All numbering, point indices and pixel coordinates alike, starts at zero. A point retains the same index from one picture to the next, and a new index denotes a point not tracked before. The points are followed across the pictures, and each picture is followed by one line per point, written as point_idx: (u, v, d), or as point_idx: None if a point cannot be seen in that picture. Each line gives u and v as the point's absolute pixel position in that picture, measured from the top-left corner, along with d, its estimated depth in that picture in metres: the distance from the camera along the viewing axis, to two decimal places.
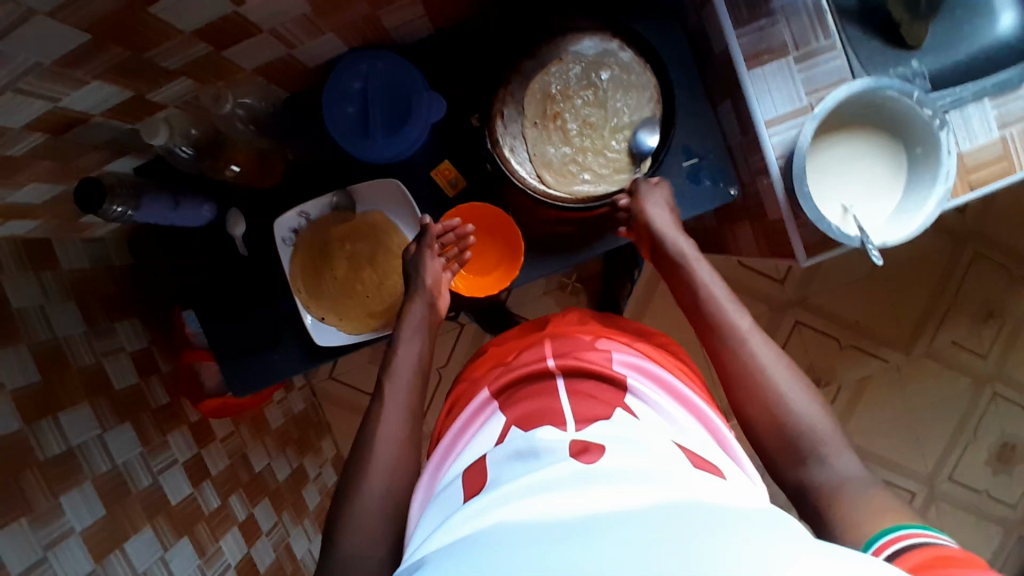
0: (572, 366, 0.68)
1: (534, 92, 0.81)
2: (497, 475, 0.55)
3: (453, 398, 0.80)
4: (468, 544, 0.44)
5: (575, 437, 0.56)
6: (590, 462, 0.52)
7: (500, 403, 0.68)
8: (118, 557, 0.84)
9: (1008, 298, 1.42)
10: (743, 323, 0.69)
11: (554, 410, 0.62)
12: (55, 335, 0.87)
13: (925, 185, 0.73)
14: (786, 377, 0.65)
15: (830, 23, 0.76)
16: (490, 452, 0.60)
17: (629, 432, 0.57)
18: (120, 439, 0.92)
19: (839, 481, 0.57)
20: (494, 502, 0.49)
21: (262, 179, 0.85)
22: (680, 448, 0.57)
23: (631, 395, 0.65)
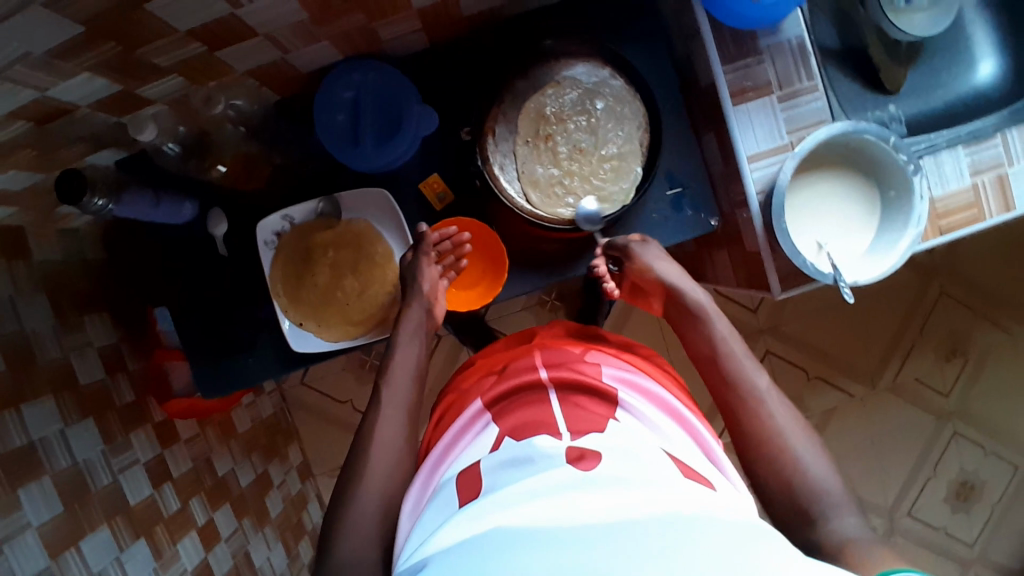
0: (564, 378, 0.69)
1: (529, 112, 0.82)
2: (491, 483, 0.57)
3: (446, 404, 0.80)
4: (467, 550, 0.47)
5: (572, 444, 0.59)
6: (589, 468, 0.55)
7: (494, 413, 0.69)
8: (72, 555, 0.81)
9: (971, 337, 1.47)
10: (760, 379, 0.70)
11: (548, 420, 0.64)
12: (22, 328, 0.85)
13: (897, 228, 0.76)
14: (787, 421, 0.67)
15: (813, 66, 0.79)
16: (484, 458, 0.62)
17: (621, 441, 0.59)
18: (82, 435, 0.89)
19: (841, 537, 0.57)
20: (490, 509, 0.52)
21: (247, 180, 0.84)
22: (668, 456, 0.60)
23: (621, 408, 0.67)
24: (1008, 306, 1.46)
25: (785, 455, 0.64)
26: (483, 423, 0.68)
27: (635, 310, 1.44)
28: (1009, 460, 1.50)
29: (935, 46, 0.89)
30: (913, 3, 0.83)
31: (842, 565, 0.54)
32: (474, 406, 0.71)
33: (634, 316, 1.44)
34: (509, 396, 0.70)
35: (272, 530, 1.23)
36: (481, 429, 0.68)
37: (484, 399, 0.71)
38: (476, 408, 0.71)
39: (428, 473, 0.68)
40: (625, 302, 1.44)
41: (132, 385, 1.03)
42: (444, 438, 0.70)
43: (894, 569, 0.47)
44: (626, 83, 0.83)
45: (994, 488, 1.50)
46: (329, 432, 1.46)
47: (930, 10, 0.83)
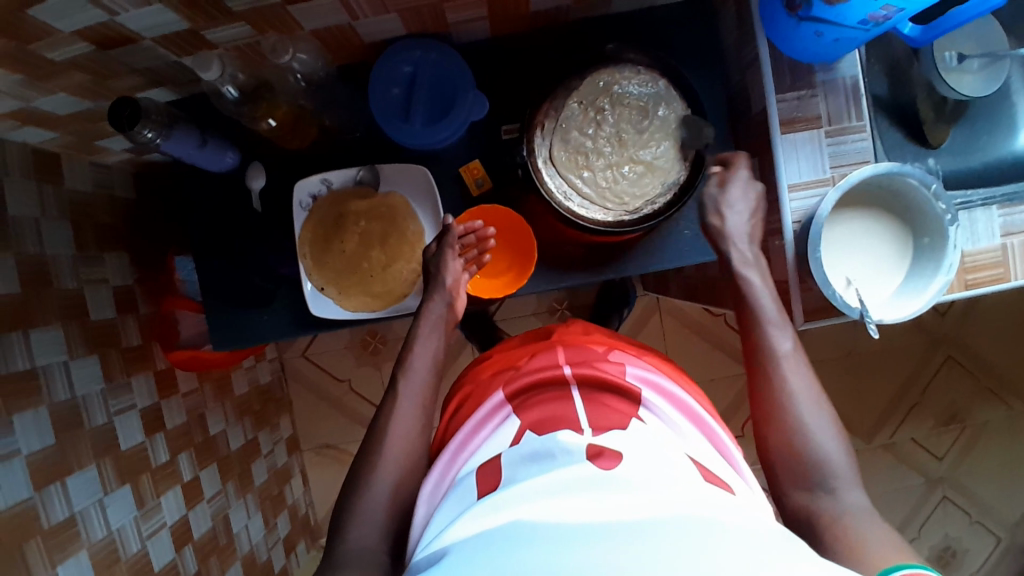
0: (586, 376, 0.71)
1: (616, 85, 0.81)
2: (511, 475, 0.58)
3: (460, 398, 0.81)
4: (483, 543, 0.49)
5: (592, 441, 0.59)
6: (608, 467, 0.55)
7: (515, 406, 0.70)
8: (57, 488, 0.80)
9: (972, 405, 1.47)
10: (791, 353, 0.73)
11: (571, 417, 0.65)
12: (43, 251, 0.85)
13: (925, 277, 0.76)
14: (819, 415, 0.69)
15: (863, 107, 0.80)
16: (505, 452, 0.62)
17: (639, 442, 0.60)
18: (84, 370, 0.88)
19: (845, 510, 0.63)
20: (507, 501, 0.53)
21: (292, 140, 0.85)
22: (692, 462, 0.60)
23: (644, 406, 0.69)
24: (1010, 381, 1.47)
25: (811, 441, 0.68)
26: (505, 414, 0.69)
27: (643, 330, 1.45)
28: (992, 532, 1.50)
29: (981, 106, 0.89)
30: (963, 64, 0.85)
31: (846, 541, 0.60)
32: (495, 397, 0.72)
33: (642, 336, 1.45)
34: (532, 390, 0.71)
35: (252, 498, 1.21)
36: (503, 420, 0.69)
37: (505, 392, 0.72)
38: (496, 400, 0.72)
39: (446, 463, 0.69)
40: (634, 320, 1.45)
41: (139, 328, 1.02)
42: (470, 422, 0.71)
43: (901, 565, 0.53)
44: (681, 100, 0.82)
45: (976, 559, 1.50)
46: (322, 409, 1.45)
47: (981, 73, 0.85)
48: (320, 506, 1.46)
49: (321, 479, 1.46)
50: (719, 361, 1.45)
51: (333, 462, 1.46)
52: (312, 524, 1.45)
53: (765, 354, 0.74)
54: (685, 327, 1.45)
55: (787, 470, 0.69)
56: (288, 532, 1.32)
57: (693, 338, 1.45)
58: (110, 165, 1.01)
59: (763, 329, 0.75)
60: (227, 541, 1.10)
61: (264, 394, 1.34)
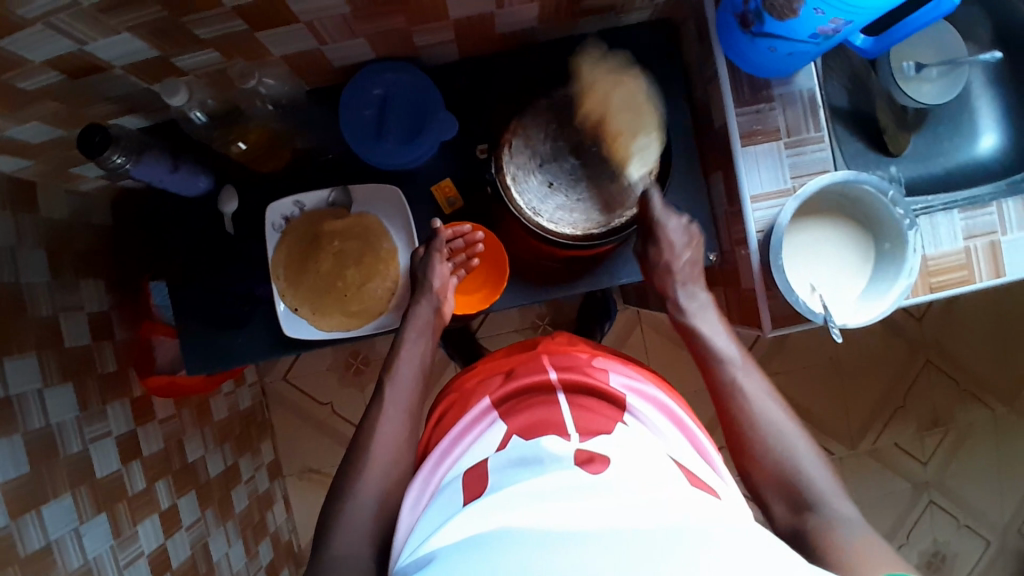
0: (573, 380, 0.72)
1: (585, 101, 0.83)
2: (497, 480, 0.58)
3: (443, 407, 0.81)
4: (472, 543, 0.49)
5: (580, 447, 0.60)
6: (596, 472, 0.56)
7: (500, 412, 0.70)
8: (32, 517, 0.79)
9: (953, 408, 1.48)
10: (751, 382, 0.75)
11: (556, 422, 0.65)
12: (17, 279, 0.86)
13: (888, 280, 0.78)
14: (791, 435, 0.71)
15: (822, 118, 0.82)
16: (492, 456, 0.63)
17: (628, 448, 0.61)
18: (60, 397, 0.88)
19: (841, 522, 0.61)
20: (493, 507, 0.53)
21: (267, 161, 0.87)
22: (676, 464, 0.62)
23: (629, 412, 0.70)
24: (990, 383, 1.49)
25: (788, 462, 0.69)
26: (489, 421, 0.70)
27: (625, 344, 1.46)
28: (982, 535, 1.50)
29: (939, 114, 0.92)
30: (923, 72, 0.87)
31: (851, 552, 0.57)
32: (481, 404, 0.72)
33: (625, 349, 1.46)
34: (516, 397, 0.72)
35: (233, 524, 1.20)
36: (488, 426, 0.69)
37: (490, 399, 0.72)
38: (482, 407, 0.72)
39: (431, 468, 0.70)
40: (615, 334, 1.46)
41: (116, 356, 1.02)
42: (458, 426, 0.72)
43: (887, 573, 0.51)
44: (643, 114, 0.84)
45: (966, 563, 1.50)
46: (306, 432, 1.44)
47: (940, 81, 0.87)
48: (305, 531, 1.45)
49: (307, 502, 1.45)
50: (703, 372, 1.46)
51: (318, 485, 1.44)
52: (297, 550, 1.43)
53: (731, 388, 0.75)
54: (667, 339, 1.46)
55: (779, 495, 0.67)
56: (271, 559, 1.30)
57: (675, 351, 1.46)
58: (87, 194, 1.01)
59: (725, 366, 0.77)
60: (208, 568, 1.09)
61: (246, 419, 1.33)
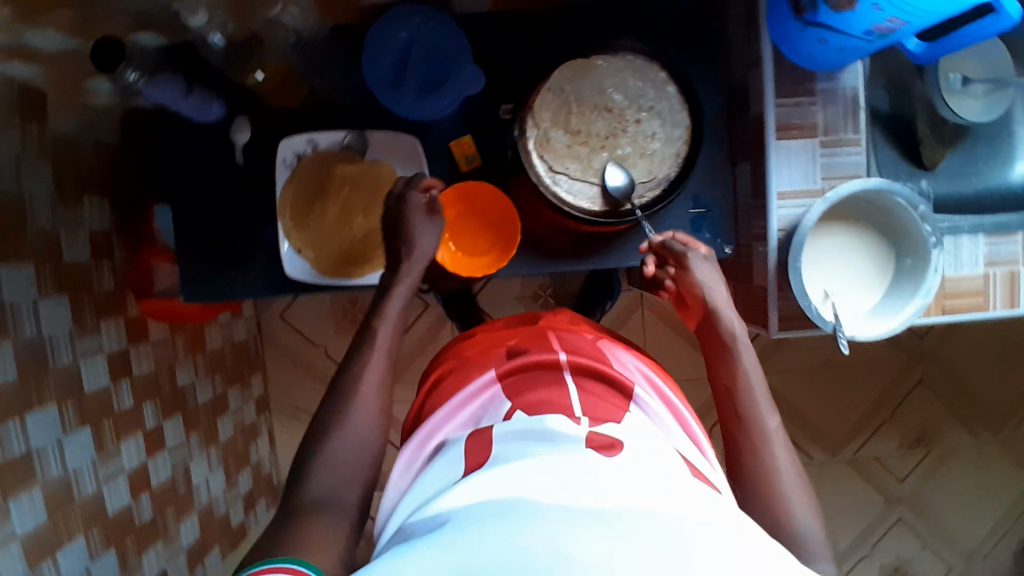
0: (580, 363, 0.72)
1: (616, 71, 0.79)
2: (502, 452, 0.58)
3: (442, 373, 0.81)
4: (482, 511, 0.49)
5: (591, 430, 0.60)
6: (607, 454, 0.56)
7: (505, 388, 0.70)
8: (17, 424, 0.79)
9: (941, 428, 1.48)
10: (773, 422, 0.71)
11: (562, 403, 0.65)
12: (19, 187, 0.84)
13: (904, 296, 0.76)
14: (795, 482, 0.66)
15: (862, 120, 0.79)
16: (498, 425, 0.63)
17: (634, 435, 0.61)
18: (53, 310, 0.87)
19: None
20: (499, 475, 0.53)
21: (283, 95, 0.83)
22: (681, 457, 0.62)
23: (634, 402, 0.69)
24: (980, 409, 1.49)
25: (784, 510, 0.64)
26: (492, 393, 0.70)
27: (624, 325, 1.45)
28: (947, 555, 1.51)
29: (981, 132, 0.88)
30: (968, 88, 0.84)
31: None
32: (486, 375, 0.72)
33: (623, 330, 1.45)
34: (522, 372, 0.72)
35: (216, 453, 1.21)
36: (493, 399, 0.69)
37: (495, 372, 0.72)
38: (487, 379, 0.72)
39: (427, 431, 0.70)
40: (615, 314, 1.45)
41: (114, 276, 1.00)
42: (459, 394, 0.72)
43: None
44: (676, 91, 0.80)
45: None
46: (295, 373, 1.44)
47: (985, 98, 0.84)
48: (284, 467, 1.46)
49: (290, 441, 1.46)
50: (698, 363, 1.46)
51: (303, 425, 1.45)
52: (276, 484, 1.45)
53: (747, 423, 0.71)
54: (666, 326, 1.45)
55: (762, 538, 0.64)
56: (249, 489, 1.32)
57: (673, 338, 1.45)
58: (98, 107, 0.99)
59: (747, 401, 0.72)
60: (187, 493, 1.10)
61: (239, 353, 1.33)
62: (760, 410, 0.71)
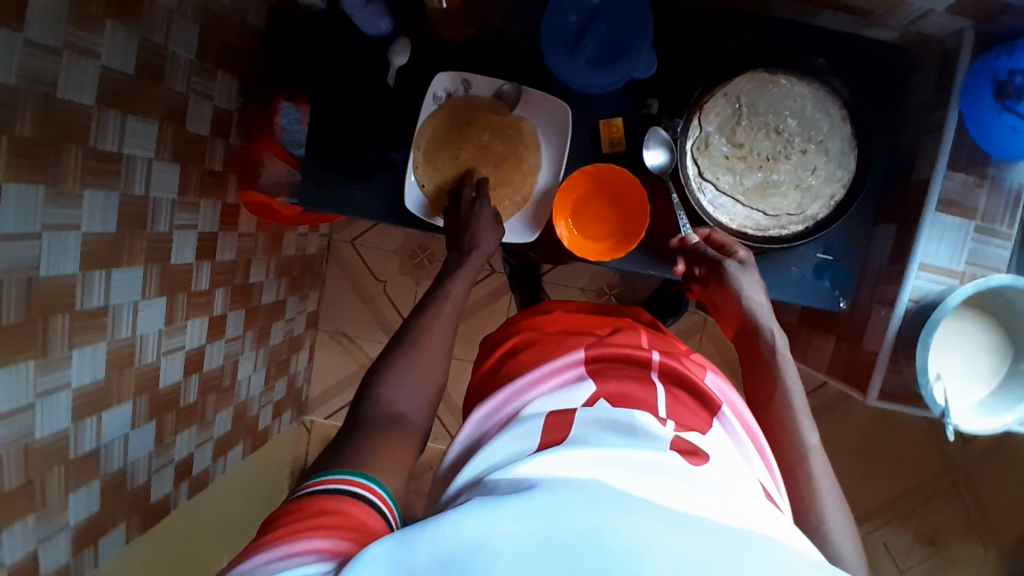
0: (670, 366, 0.67)
1: (797, 94, 0.77)
2: (587, 436, 0.56)
3: (521, 342, 0.79)
4: (567, 488, 0.46)
5: (677, 434, 0.56)
6: (694, 463, 0.52)
7: (589, 370, 0.67)
8: (101, 276, 0.78)
9: (958, 535, 1.46)
10: (813, 438, 0.67)
11: (648, 402, 0.61)
12: (166, 43, 0.83)
13: (1012, 399, 0.74)
14: (835, 506, 0.64)
15: (1019, 217, 0.78)
16: (578, 410, 0.60)
17: (719, 453, 0.57)
18: (163, 174, 0.87)
19: None
20: (582, 458, 0.50)
21: (452, 28, 0.82)
22: (763, 491, 0.57)
23: (718, 419, 0.64)
24: (1002, 527, 1.46)
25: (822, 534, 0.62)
26: (576, 373, 0.67)
27: (680, 345, 1.43)
28: None
29: None
30: None
31: None
32: (574, 354, 0.69)
33: None
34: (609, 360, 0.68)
35: (262, 355, 1.21)
36: (576, 379, 0.66)
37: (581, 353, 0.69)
38: (573, 357, 0.69)
39: (503, 396, 0.68)
40: (674, 332, 1.43)
41: (223, 156, 1.00)
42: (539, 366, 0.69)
43: None
44: (852, 130, 0.77)
45: None
46: (349, 299, 1.44)
47: None
48: (316, 386, 1.47)
49: (325, 363, 1.46)
50: None
51: (343, 351, 1.45)
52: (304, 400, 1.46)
53: (788, 441, 0.67)
54: (721, 357, 1.43)
55: None
56: (281, 399, 1.33)
57: (724, 371, 1.43)
58: None
59: (790, 417, 0.68)
60: (230, 386, 1.11)
61: (306, 265, 1.33)
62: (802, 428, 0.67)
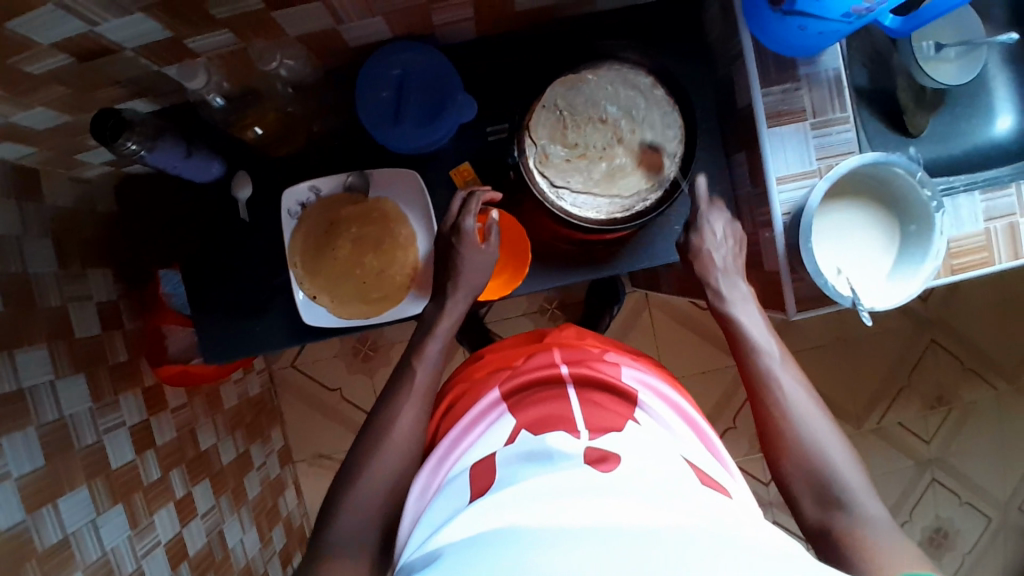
0: (583, 375, 0.72)
1: (607, 80, 0.81)
2: (505, 475, 0.58)
3: (452, 398, 0.81)
4: (479, 541, 0.49)
5: (590, 444, 0.60)
6: (606, 470, 0.55)
7: (510, 405, 0.70)
8: (50, 511, 0.78)
9: (959, 387, 1.50)
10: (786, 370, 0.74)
11: (566, 417, 0.65)
12: (25, 269, 0.83)
13: (914, 262, 0.78)
14: (821, 424, 0.70)
15: (846, 98, 0.81)
16: (500, 450, 0.63)
17: (638, 443, 0.61)
18: (71, 389, 0.86)
19: (868, 522, 0.62)
20: (500, 503, 0.53)
21: (280, 146, 0.85)
22: (688, 463, 0.61)
23: (640, 408, 0.70)
24: (993, 362, 1.50)
25: (817, 453, 0.68)
26: (498, 413, 0.70)
27: (634, 326, 1.46)
28: (984, 512, 1.52)
29: (959, 95, 0.91)
30: (941, 53, 0.86)
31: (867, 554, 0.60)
32: (492, 395, 0.72)
33: (634, 330, 1.46)
34: (525, 390, 0.72)
35: (246, 512, 1.19)
36: (498, 417, 0.69)
37: (499, 392, 0.72)
38: (493, 398, 0.72)
39: (437, 462, 0.70)
40: (623, 317, 1.46)
41: (126, 345, 1.00)
42: (466, 416, 0.72)
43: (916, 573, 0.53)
44: (668, 98, 0.82)
45: (967, 539, 1.52)
46: (314, 418, 1.43)
47: (957, 61, 0.87)
48: (316, 517, 1.44)
49: (317, 488, 1.44)
50: (710, 354, 1.47)
51: (328, 471, 1.44)
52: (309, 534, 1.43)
53: (766, 381, 0.74)
54: (675, 321, 1.46)
55: (809, 492, 0.67)
56: (285, 546, 1.30)
57: (683, 332, 1.46)
58: (92, 180, 0.99)
59: (761, 361, 0.75)
60: (224, 556, 1.09)
61: (255, 406, 1.32)
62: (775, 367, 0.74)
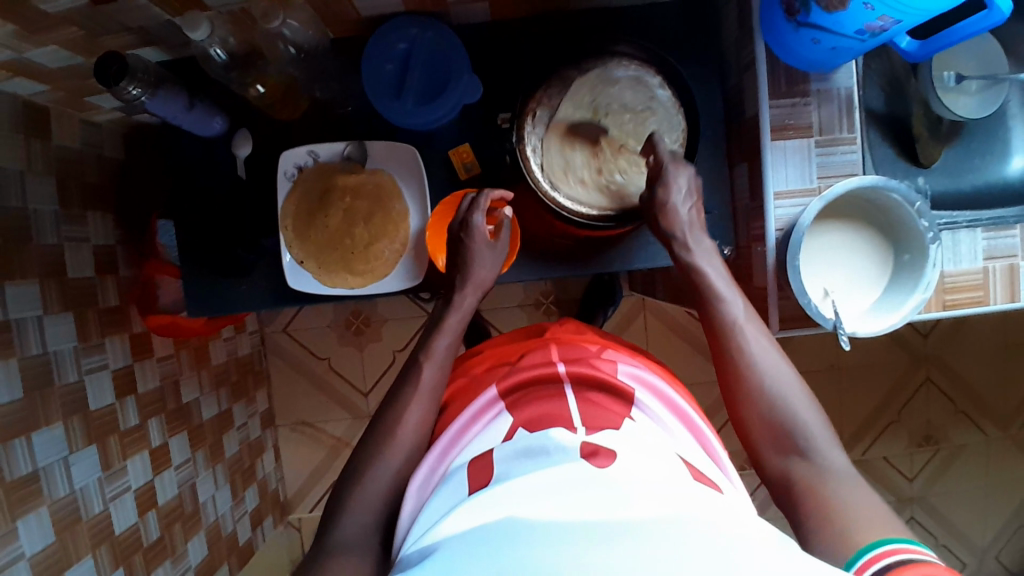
0: (580, 374, 0.70)
1: (616, 76, 0.81)
2: (503, 471, 0.57)
3: (451, 393, 0.79)
4: (477, 538, 0.48)
5: (586, 439, 0.59)
6: (602, 465, 0.54)
7: (507, 403, 0.69)
8: (22, 444, 0.79)
9: (948, 427, 1.47)
10: (741, 315, 0.72)
11: (562, 415, 0.64)
12: (24, 205, 0.85)
13: (903, 293, 0.77)
14: (781, 373, 0.69)
15: (856, 119, 0.80)
16: (496, 447, 0.62)
17: (635, 442, 0.59)
18: (59, 326, 0.88)
19: (827, 471, 0.63)
20: (497, 499, 0.52)
21: (284, 108, 0.85)
22: (683, 461, 0.61)
23: (637, 408, 0.68)
24: (986, 407, 1.48)
25: (777, 402, 0.67)
26: (495, 411, 0.69)
27: (627, 330, 1.45)
28: (958, 555, 1.50)
29: (975, 129, 0.89)
30: (962, 85, 0.84)
31: (827, 513, 0.59)
32: (487, 393, 0.71)
33: (626, 333, 1.45)
34: (522, 388, 0.70)
35: (221, 470, 1.21)
36: (495, 416, 0.68)
37: (497, 388, 0.71)
38: (489, 396, 0.71)
39: (437, 457, 0.68)
40: (616, 319, 1.45)
41: (117, 291, 1.01)
42: (462, 416, 0.71)
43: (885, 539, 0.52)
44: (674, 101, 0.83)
45: None
46: (299, 385, 1.44)
47: (979, 95, 0.84)
48: (291, 483, 1.46)
49: (294, 455, 1.45)
50: (700, 366, 1.46)
51: (307, 439, 1.45)
52: (283, 499, 1.45)
53: (731, 350, 0.71)
54: (668, 329, 1.45)
55: (770, 438, 0.67)
56: (257, 506, 1.32)
57: (675, 341, 1.45)
58: (101, 123, 1.00)
59: (727, 322, 0.72)
60: (194, 509, 1.10)
61: (242, 367, 1.33)
62: (741, 328, 0.71)
